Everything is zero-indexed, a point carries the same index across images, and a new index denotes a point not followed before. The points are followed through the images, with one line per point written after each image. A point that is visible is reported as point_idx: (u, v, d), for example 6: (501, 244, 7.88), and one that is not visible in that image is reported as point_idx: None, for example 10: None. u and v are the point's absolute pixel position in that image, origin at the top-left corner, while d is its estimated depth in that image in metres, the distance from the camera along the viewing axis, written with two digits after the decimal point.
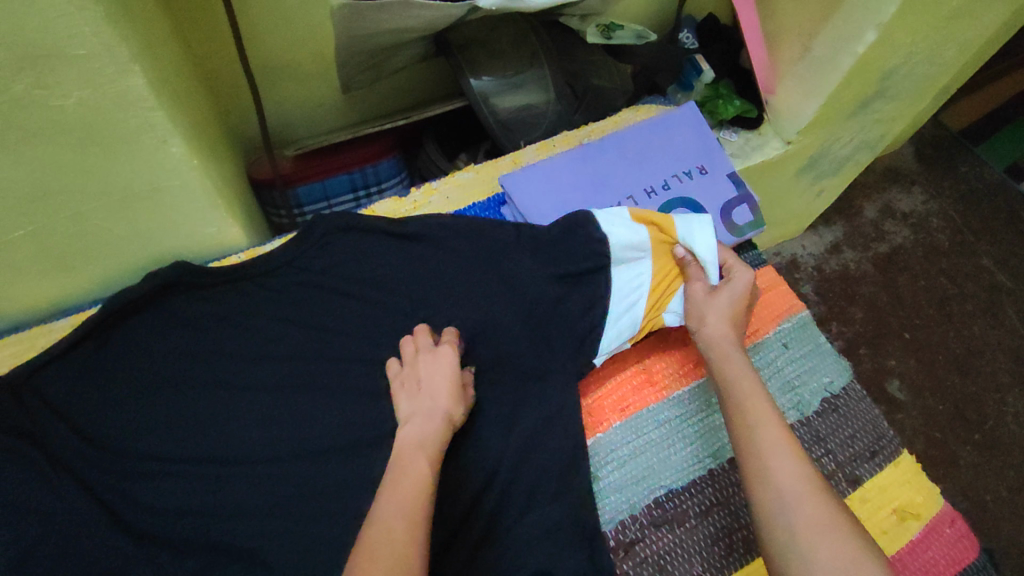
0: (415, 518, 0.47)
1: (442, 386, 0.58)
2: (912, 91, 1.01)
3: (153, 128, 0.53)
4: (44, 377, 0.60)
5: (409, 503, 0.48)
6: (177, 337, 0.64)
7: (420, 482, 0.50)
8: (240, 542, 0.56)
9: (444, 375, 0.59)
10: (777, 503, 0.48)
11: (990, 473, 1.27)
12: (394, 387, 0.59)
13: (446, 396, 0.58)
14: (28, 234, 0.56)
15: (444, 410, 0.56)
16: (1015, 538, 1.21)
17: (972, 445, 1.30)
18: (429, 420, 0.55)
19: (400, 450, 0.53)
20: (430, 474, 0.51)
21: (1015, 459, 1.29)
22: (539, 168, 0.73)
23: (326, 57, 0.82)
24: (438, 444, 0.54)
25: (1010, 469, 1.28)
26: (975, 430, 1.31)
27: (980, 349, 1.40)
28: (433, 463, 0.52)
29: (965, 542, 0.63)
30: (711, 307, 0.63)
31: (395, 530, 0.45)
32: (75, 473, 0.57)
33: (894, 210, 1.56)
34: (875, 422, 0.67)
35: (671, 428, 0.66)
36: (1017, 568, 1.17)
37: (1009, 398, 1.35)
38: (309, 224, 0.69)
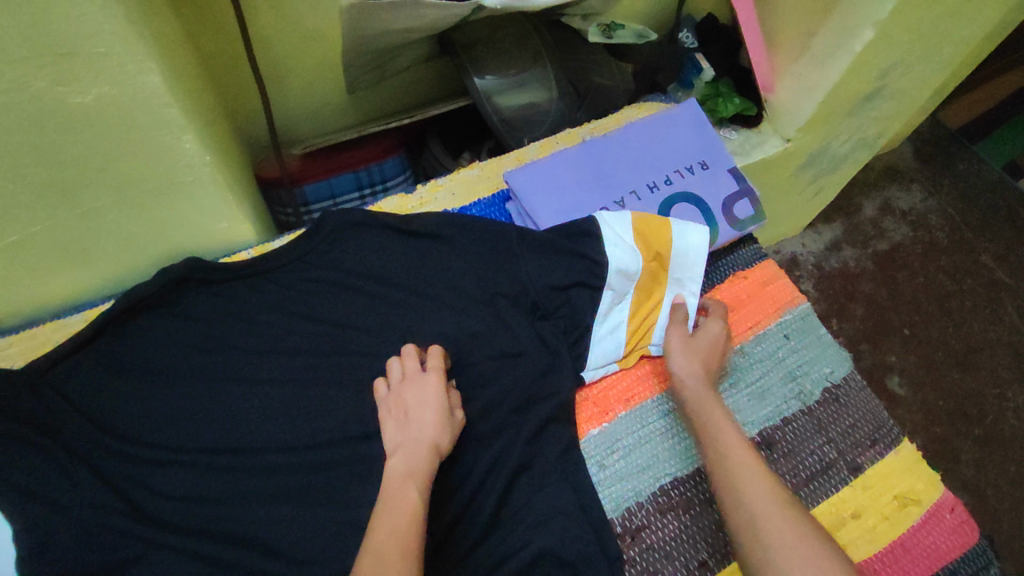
0: (411, 547, 0.47)
1: (428, 416, 0.57)
2: (909, 88, 1.02)
3: (168, 124, 0.54)
4: (59, 371, 0.62)
5: (401, 539, 0.47)
6: (189, 331, 0.65)
7: (412, 509, 0.50)
8: (255, 531, 0.57)
9: (430, 403, 0.58)
10: (753, 529, 0.49)
11: (991, 468, 1.28)
12: (382, 415, 0.59)
13: (433, 425, 0.57)
14: (44, 230, 0.58)
15: (431, 440, 0.56)
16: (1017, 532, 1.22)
17: (972, 439, 1.31)
18: (417, 449, 0.55)
19: (388, 483, 0.53)
20: (419, 502, 0.51)
21: (1016, 453, 1.30)
22: (542, 164, 0.73)
23: (332, 58, 0.84)
24: (427, 473, 0.54)
25: (1010, 463, 1.29)
26: (976, 425, 1.33)
27: (980, 344, 1.42)
28: (422, 493, 0.52)
29: (965, 527, 0.63)
30: (687, 346, 0.64)
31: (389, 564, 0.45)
32: (91, 464, 0.58)
33: (893, 207, 1.57)
34: (875, 411, 0.68)
35: (675, 417, 0.67)
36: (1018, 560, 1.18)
37: (1009, 393, 1.36)
38: (317, 220, 0.70)
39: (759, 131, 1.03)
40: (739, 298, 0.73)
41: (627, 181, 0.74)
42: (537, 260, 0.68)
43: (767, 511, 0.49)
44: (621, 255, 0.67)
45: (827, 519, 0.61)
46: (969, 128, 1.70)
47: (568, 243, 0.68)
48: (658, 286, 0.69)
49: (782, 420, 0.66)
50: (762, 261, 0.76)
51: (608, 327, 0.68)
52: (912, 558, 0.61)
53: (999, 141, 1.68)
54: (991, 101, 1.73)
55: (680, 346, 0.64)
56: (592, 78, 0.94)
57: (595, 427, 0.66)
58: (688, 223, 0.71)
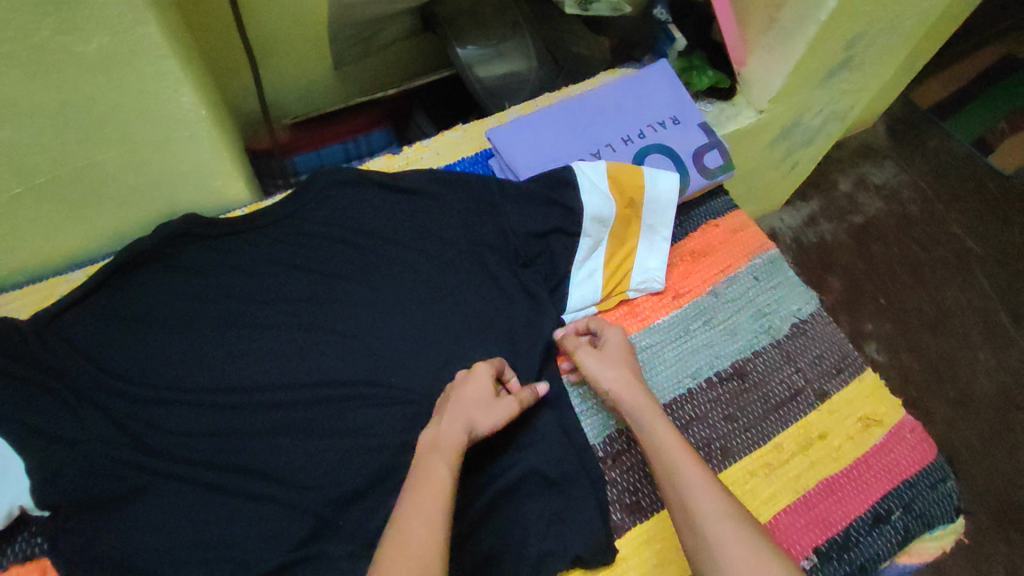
0: (433, 529, 0.49)
1: (469, 398, 0.59)
2: (875, 60, 1.07)
3: (166, 76, 0.57)
4: (64, 321, 0.64)
5: (424, 512, 0.50)
6: (189, 282, 0.68)
7: (437, 488, 0.52)
8: (259, 462, 0.61)
9: (474, 388, 0.59)
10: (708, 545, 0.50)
11: (964, 426, 1.33)
12: (438, 401, 0.62)
13: (472, 407, 0.58)
14: (46, 183, 0.61)
15: (465, 418, 0.57)
16: (990, 486, 1.26)
17: (946, 401, 1.35)
18: (451, 425, 0.56)
19: (420, 455, 0.55)
20: (447, 481, 0.52)
21: (989, 413, 1.35)
22: (523, 122, 0.77)
23: (320, 36, 0.87)
24: (457, 450, 0.55)
25: (984, 422, 1.34)
26: (949, 387, 1.37)
27: (952, 311, 1.47)
28: (449, 467, 0.53)
29: (925, 445, 0.68)
30: (603, 365, 0.63)
31: (415, 538, 0.48)
32: (99, 404, 0.61)
33: (868, 183, 1.63)
34: (841, 343, 0.73)
35: (651, 352, 0.70)
36: (992, 513, 1.23)
37: (980, 356, 1.41)
38: (309, 178, 0.73)
39: (734, 102, 1.08)
40: (711, 244, 0.77)
41: (602, 134, 0.78)
42: (520, 211, 0.72)
43: (722, 532, 0.50)
44: (595, 200, 0.71)
45: (796, 440, 0.66)
46: (939, 107, 1.76)
47: (547, 193, 0.72)
48: (626, 224, 0.73)
49: (752, 353, 0.71)
50: (735, 211, 0.80)
51: (585, 272, 0.72)
52: (875, 474, 0.65)
53: (967, 119, 1.74)
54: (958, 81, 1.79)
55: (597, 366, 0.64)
56: (569, 47, 0.96)
57: None
58: (661, 169, 0.74)
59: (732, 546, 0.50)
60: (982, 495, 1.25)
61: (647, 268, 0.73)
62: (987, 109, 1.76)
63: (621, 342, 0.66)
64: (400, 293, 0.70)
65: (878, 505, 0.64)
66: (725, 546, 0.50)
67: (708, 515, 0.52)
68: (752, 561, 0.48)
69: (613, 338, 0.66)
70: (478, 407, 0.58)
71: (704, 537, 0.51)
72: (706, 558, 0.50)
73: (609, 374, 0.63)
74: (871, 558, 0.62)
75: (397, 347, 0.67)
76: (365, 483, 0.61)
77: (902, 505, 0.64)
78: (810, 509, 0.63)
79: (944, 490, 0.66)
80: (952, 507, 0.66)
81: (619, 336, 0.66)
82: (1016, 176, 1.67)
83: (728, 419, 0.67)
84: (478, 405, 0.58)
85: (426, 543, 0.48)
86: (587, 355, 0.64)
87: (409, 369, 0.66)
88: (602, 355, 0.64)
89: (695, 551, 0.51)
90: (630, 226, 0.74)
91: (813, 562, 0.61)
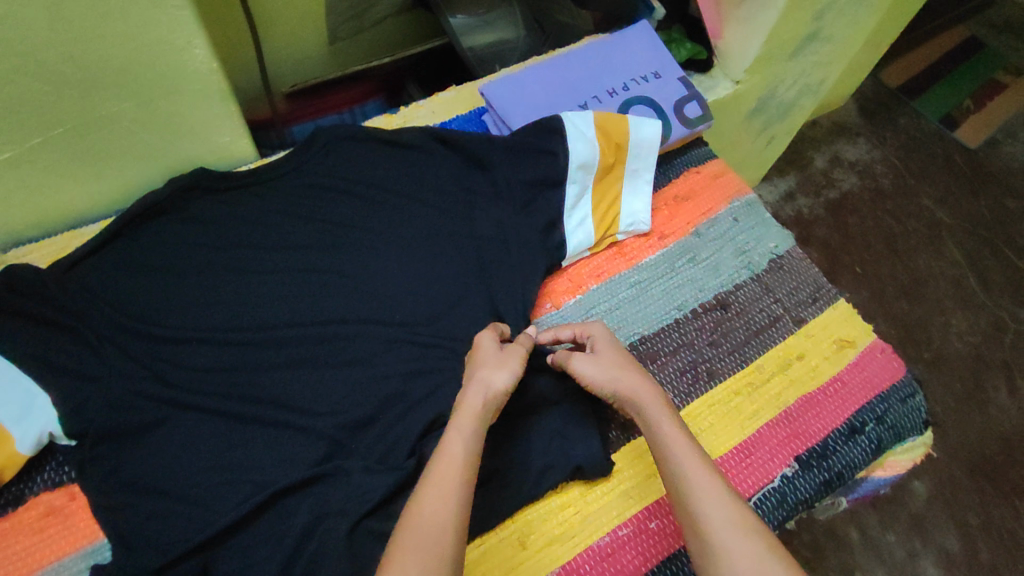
0: (448, 497, 0.50)
1: (478, 367, 0.61)
2: (845, 31, 1.12)
3: (181, 27, 0.60)
4: (82, 270, 0.68)
5: (441, 478, 0.52)
6: (198, 233, 0.71)
7: (453, 458, 0.53)
8: (276, 393, 0.65)
9: (479, 361, 0.62)
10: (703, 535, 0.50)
11: (939, 385, 1.37)
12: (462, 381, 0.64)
13: (483, 373, 0.60)
14: (64, 133, 0.64)
15: (475, 388, 0.59)
16: (965, 441, 1.30)
17: (922, 362, 1.40)
18: (463, 398, 0.58)
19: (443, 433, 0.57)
20: (462, 452, 0.54)
21: (962, 373, 1.40)
22: (515, 77, 0.82)
23: (318, 8, 0.91)
24: (472, 420, 0.56)
25: (957, 381, 1.38)
26: (924, 349, 1.42)
27: (926, 278, 1.52)
28: (465, 436, 0.55)
29: (895, 363, 0.73)
30: (597, 364, 0.62)
31: (428, 506, 0.50)
32: (119, 344, 0.65)
33: (842, 159, 1.69)
34: (816, 276, 0.78)
35: (640, 287, 0.75)
36: (965, 465, 1.27)
37: (953, 319, 1.47)
38: (311, 136, 0.77)
39: (711, 74, 1.13)
40: (693, 189, 0.82)
41: (589, 88, 0.83)
42: (513, 161, 0.76)
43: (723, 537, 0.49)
44: (582, 147, 0.75)
45: (776, 361, 0.71)
46: (908, 86, 1.83)
47: (538, 141, 0.76)
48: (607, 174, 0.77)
49: (734, 286, 0.76)
50: (714, 159, 0.86)
51: (576, 218, 0.76)
52: (850, 390, 0.70)
53: (934, 97, 1.81)
54: (924, 63, 1.87)
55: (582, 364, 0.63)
56: (554, 16, 1.01)
57: (570, 298, 0.74)
58: (644, 118, 0.79)
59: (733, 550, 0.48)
60: (957, 449, 1.29)
61: (634, 211, 0.78)
62: (952, 89, 1.83)
63: (605, 338, 0.65)
64: (400, 241, 0.73)
65: (853, 418, 0.69)
66: (731, 553, 0.48)
67: (710, 520, 0.50)
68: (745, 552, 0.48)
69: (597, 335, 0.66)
70: (482, 375, 0.60)
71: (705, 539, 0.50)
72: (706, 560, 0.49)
73: (604, 374, 0.61)
74: (848, 465, 0.67)
75: (402, 288, 0.71)
76: (375, 409, 0.65)
77: (875, 418, 0.69)
78: (791, 422, 0.68)
79: (912, 404, 0.71)
80: (920, 420, 0.71)
81: (606, 336, 0.66)
82: (982, 150, 1.75)
83: (713, 344, 0.72)
84: (482, 373, 0.60)
85: (441, 509, 0.50)
86: (579, 356, 0.64)
87: (413, 308, 0.70)
88: (594, 356, 0.63)
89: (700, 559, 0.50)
90: (611, 173, 0.78)
91: (794, 470, 0.66)
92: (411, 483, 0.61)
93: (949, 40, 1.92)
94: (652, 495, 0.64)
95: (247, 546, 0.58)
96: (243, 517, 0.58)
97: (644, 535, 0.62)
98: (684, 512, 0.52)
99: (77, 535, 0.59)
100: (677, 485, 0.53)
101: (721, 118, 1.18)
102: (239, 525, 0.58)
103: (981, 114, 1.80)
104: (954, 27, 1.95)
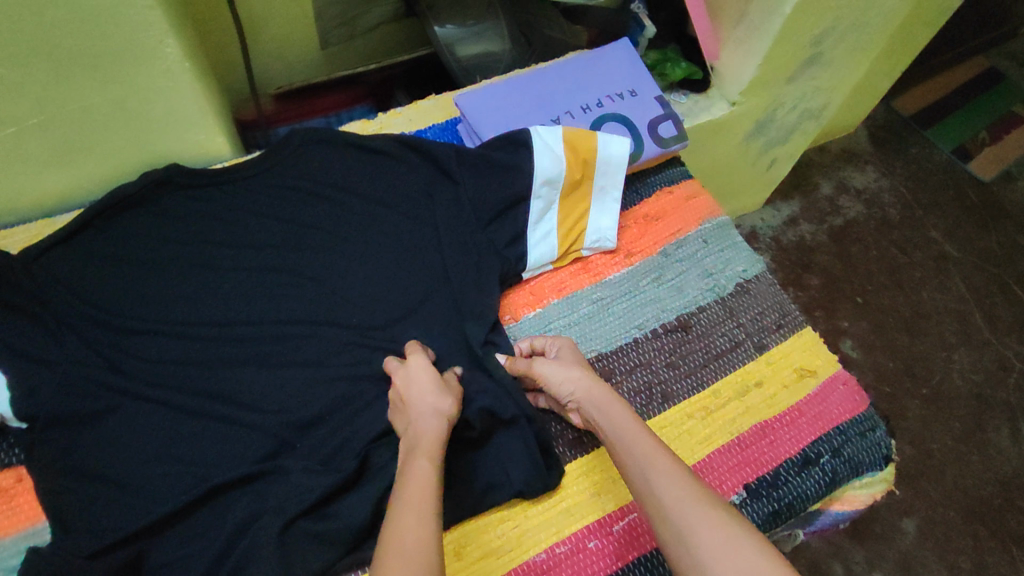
0: (425, 517, 0.50)
1: (422, 391, 0.61)
2: (845, 59, 1.10)
3: (151, 25, 0.62)
4: (50, 258, 0.69)
5: (416, 507, 0.51)
6: (167, 226, 0.73)
7: (425, 479, 0.53)
8: (227, 388, 0.65)
9: (421, 383, 0.61)
10: (671, 517, 0.50)
11: (936, 423, 1.33)
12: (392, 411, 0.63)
13: (428, 396, 0.60)
14: (39, 124, 0.65)
15: (433, 410, 0.59)
16: (960, 482, 1.26)
17: (920, 398, 1.36)
18: (423, 421, 0.59)
19: (403, 456, 0.56)
20: (432, 472, 0.54)
21: (961, 411, 1.35)
22: (489, 89, 0.83)
23: (306, 11, 0.92)
24: (436, 442, 0.57)
25: (956, 420, 1.34)
26: (923, 385, 1.38)
27: (928, 312, 1.48)
28: (433, 459, 0.55)
29: (857, 396, 0.72)
30: (560, 366, 0.64)
31: (408, 529, 0.49)
32: (78, 331, 0.66)
33: (849, 186, 1.66)
34: (783, 302, 0.78)
35: (601, 304, 0.75)
36: (956, 507, 1.23)
37: (955, 356, 1.43)
38: (284, 136, 0.78)
39: (707, 95, 1.10)
40: (665, 209, 0.82)
41: (563, 103, 0.84)
42: (481, 173, 0.76)
43: (692, 516, 0.50)
44: (547, 163, 0.76)
45: (733, 387, 0.71)
46: (920, 116, 1.79)
47: (508, 154, 0.76)
48: (572, 192, 0.78)
49: (697, 308, 0.76)
50: (688, 179, 0.86)
51: (540, 233, 0.76)
52: (807, 420, 0.70)
53: (947, 128, 1.78)
54: (939, 93, 1.84)
55: (549, 368, 0.64)
56: (542, 31, 0.99)
57: (531, 310, 0.75)
58: (615, 135, 0.79)
59: (701, 528, 0.49)
60: (950, 489, 1.25)
61: (600, 228, 0.78)
62: (966, 121, 1.80)
63: (571, 349, 0.67)
64: (365, 245, 0.74)
65: (809, 449, 0.68)
66: (696, 528, 0.49)
67: (676, 502, 0.51)
68: (716, 528, 0.49)
69: (563, 347, 0.68)
70: (440, 395, 0.60)
71: (673, 522, 0.50)
72: (677, 541, 0.49)
73: (567, 374, 0.63)
74: (799, 496, 0.66)
75: (361, 292, 0.71)
76: (323, 410, 0.65)
77: (830, 450, 0.68)
78: (742, 449, 0.67)
79: (872, 438, 0.70)
80: (880, 455, 0.70)
81: (572, 346, 0.68)
82: (995, 184, 1.71)
83: (670, 366, 0.71)
84: (437, 394, 0.61)
85: (421, 531, 0.49)
86: (543, 360, 0.65)
87: (370, 312, 0.70)
88: (557, 360, 0.65)
89: (670, 545, 0.50)
90: (577, 192, 0.78)
91: (742, 498, 0.64)
92: (350, 485, 0.61)
93: (966, 72, 1.89)
94: (593, 514, 0.64)
95: (183, 538, 0.58)
96: (181, 509, 0.59)
97: (581, 554, 0.61)
98: (647, 498, 0.52)
99: (19, 517, 0.60)
100: (639, 472, 0.54)
101: (716, 138, 1.16)
102: (177, 516, 0.59)
103: (996, 148, 1.76)
104: (971, 58, 1.92)
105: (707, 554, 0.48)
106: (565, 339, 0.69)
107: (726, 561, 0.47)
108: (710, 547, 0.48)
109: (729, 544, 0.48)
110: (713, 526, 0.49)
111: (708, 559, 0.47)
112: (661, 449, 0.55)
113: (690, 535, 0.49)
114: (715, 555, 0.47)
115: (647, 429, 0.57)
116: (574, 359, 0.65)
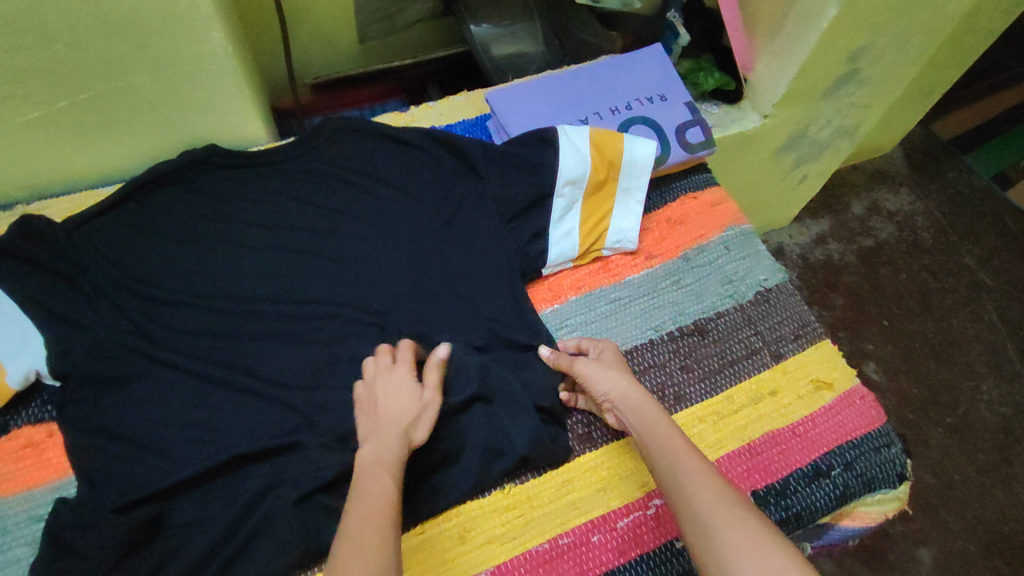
0: (380, 538, 0.50)
1: (397, 403, 0.60)
2: (884, 76, 1.08)
3: (199, 10, 0.64)
4: (90, 228, 0.72)
5: (374, 525, 0.51)
6: (202, 203, 0.75)
7: (386, 498, 0.53)
8: (248, 362, 0.67)
9: (395, 398, 0.61)
10: (697, 515, 0.51)
11: (959, 453, 1.30)
12: (358, 412, 0.62)
13: (404, 411, 0.60)
14: (88, 99, 0.69)
15: (401, 429, 0.58)
16: (981, 515, 1.23)
17: (944, 427, 1.33)
18: (388, 439, 0.58)
19: (364, 468, 0.56)
20: (394, 492, 0.54)
21: (987, 443, 1.31)
22: (520, 88, 0.84)
23: (347, 6, 0.95)
24: (400, 462, 0.57)
25: (980, 451, 1.30)
26: (948, 414, 1.35)
27: (959, 340, 1.45)
28: (396, 479, 0.55)
29: (873, 411, 0.71)
30: (599, 366, 0.65)
31: (364, 548, 0.49)
32: (111, 299, 0.68)
33: (881, 208, 1.63)
34: (803, 313, 0.77)
35: (618, 304, 0.76)
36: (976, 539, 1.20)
37: (983, 386, 1.39)
38: (319, 125, 0.80)
39: (739, 106, 1.10)
40: (688, 214, 0.83)
41: (592, 104, 0.85)
42: (506, 168, 0.77)
43: (718, 516, 0.50)
44: (572, 163, 0.76)
45: (747, 394, 0.70)
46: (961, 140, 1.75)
47: (532, 152, 0.77)
48: (592, 194, 0.78)
49: (715, 314, 0.76)
50: (713, 186, 0.86)
51: (561, 231, 0.76)
52: (820, 432, 0.69)
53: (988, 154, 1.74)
54: None
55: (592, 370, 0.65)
56: (575, 34, 1.02)
57: (549, 306, 0.76)
58: (640, 138, 0.79)
59: (725, 528, 0.50)
60: (971, 522, 1.22)
61: (622, 229, 0.78)
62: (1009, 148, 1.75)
63: (613, 352, 0.68)
64: (389, 233, 0.75)
65: (819, 460, 0.67)
66: (721, 527, 0.50)
67: (704, 503, 0.52)
68: (742, 529, 0.49)
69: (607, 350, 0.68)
70: (411, 415, 0.60)
71: (700, 521, 0.51)
72: (701, 540, 0.50)
73: (604, 375, 0.64)
74: (807, 507, 0.65)
75: (384, 278, 0.73)
76: (340, 391, 0.66)
77: (842, 463, 0.68)
78: (753, 456, 0.67)
79: (887, 455, 0.69)
80: (894, 473, 0.69)
81: (614, 348, 0.68)
82: None
83: (685, 369, 0.72)
84: (409, 412, 0.60)
85: (376, 552, 0.49)
86: (583, 359, 0.66)
87: (391, 297, 0.72)
88: (597, 360, 0.66)
89: (696, 547, 0.50)
90: (597, 195, 0.78)
91: None
92: None
93: None
94: (598, 509, 0.64)
95: (197, 504, 0.60)
96: (198, 475, 0.61)
97: (584, 548, 0.62)
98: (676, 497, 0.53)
99: (48, 470, 0.62)
100: (668, 471, 0.55)
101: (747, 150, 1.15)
102: (194, 481, 0.61)
103: None
104: None
105: (730, 554, 0.48)
106: (608, 342, 0.70)
107: (748, 564, 0.47)
108: (734, 551, 0.48)
109: (754, 544, 0.48)
110: (738, 526, 0.49)
111: (732, 562, 0.48)
112: (696, 453, 0.56)
113: (714, 533, 0.50)
114: (740, 554, 0.48)
115: (682, 434, 0.58)
116: (617, 362, 0.66)
